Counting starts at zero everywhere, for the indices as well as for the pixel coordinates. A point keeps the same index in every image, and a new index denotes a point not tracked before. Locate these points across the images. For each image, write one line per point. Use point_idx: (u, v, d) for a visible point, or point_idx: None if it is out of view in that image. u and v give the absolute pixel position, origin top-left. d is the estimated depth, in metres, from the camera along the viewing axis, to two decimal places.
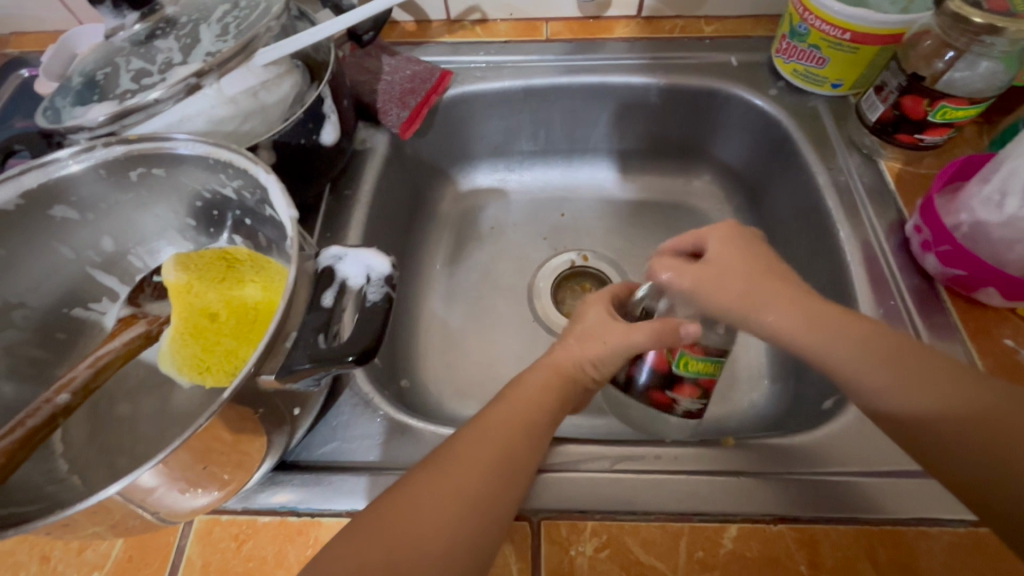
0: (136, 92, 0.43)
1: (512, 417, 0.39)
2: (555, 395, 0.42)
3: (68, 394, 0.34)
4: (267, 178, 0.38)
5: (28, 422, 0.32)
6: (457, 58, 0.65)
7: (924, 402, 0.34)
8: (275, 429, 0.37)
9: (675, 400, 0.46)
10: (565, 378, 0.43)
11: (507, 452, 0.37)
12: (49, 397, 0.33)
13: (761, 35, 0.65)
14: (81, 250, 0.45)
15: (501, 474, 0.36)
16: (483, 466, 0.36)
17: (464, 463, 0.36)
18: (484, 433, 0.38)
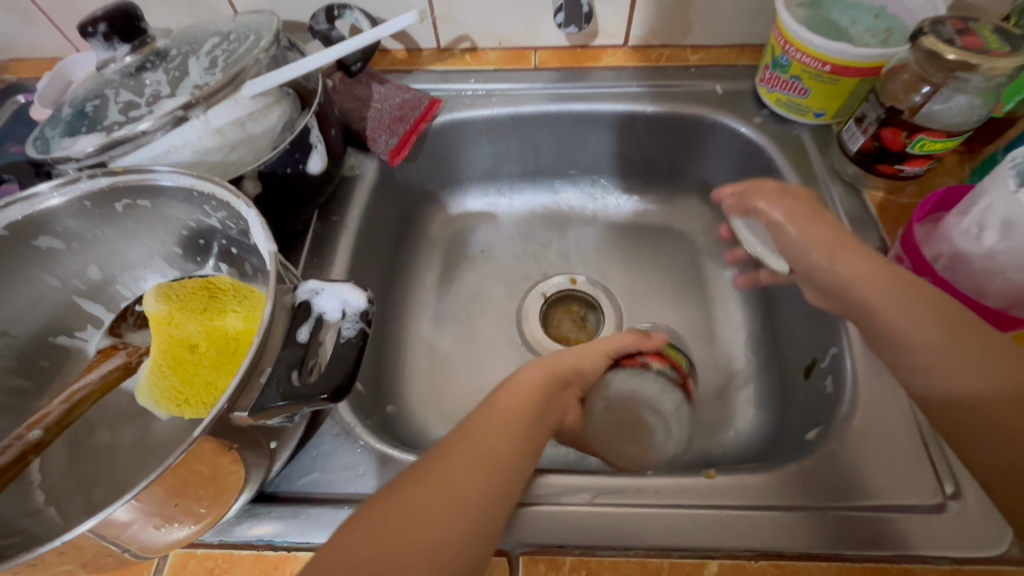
0: (124, 124, 0.43)
1: (501, 428, 0.39)
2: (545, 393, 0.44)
3: (39, 431, 0.33)
4: (248, 212, 0.38)
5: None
6: (446, 86, 0.66)
7: (985, 382, 0.36)
8: (252, 462, 0.37)
9: (646, 363, 0.53)
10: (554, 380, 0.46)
11: (494, 460, 0.37)
12: (21, 434, 0.33)
13: (746, 64, 0.66)
14: (67, 279, 0.45)
15: (494, 486, 0.36)
16: (474, 471, 0.35)
17: (459, 466, 0.35)
18: (479, 441, 0.37)
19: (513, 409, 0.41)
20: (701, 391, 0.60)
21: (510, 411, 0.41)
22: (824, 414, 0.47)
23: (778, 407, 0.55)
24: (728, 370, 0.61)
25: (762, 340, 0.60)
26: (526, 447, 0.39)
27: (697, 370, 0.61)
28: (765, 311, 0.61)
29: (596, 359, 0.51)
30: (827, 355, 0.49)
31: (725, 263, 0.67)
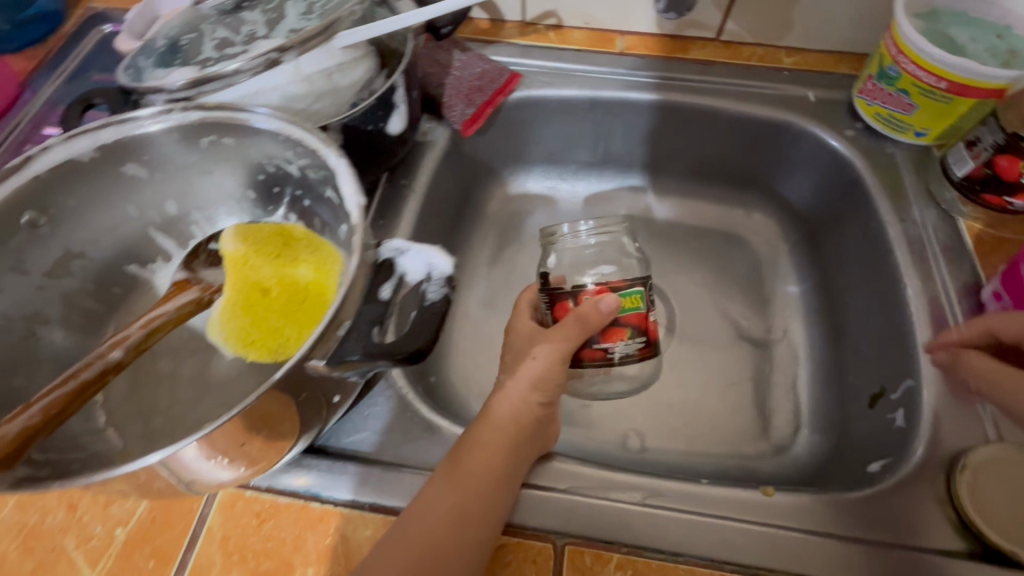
0: (218, 60, 0.43)
1: (482, 459, 0.39)
2: (532, 416, 0.43)
3: (120, 351, 0.34)
4: (337, 161, 0.38)
5: (80, 376, 0.31)
6: (527, 61, 0.65)
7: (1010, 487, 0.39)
8: (311, 415, 0.36)
9: (606, 349, 0.45)
10: (527, 403, 0.43)
11: (495, 466, 0.38)
12: (102, 352, 0.33)
13: (844, 73, 0.63)
14: (145, 209, 0.46)
15: (491, 493, 0.37)
16: (477, 483, 0.37)
17: (464, 477, 0.38)
18: (480, 456, 0.39)
19: (506, 423, 0.41)
20: (752, 406, 0.57)
21: (494, 447, 0.39)
22: (891, 448, 0.45)
23: (835, 432, 0.52)
24: (783, 386, 0.58)
25: (823, 361, 0.58)
26: (526, 447, 0.41)
27: (750, 383, 0.59)
28: (830, 331, 0.58)
29: (551, 369, 0.44)
30: (900, 387, 0.47)
31: (790, 279, 0.64)
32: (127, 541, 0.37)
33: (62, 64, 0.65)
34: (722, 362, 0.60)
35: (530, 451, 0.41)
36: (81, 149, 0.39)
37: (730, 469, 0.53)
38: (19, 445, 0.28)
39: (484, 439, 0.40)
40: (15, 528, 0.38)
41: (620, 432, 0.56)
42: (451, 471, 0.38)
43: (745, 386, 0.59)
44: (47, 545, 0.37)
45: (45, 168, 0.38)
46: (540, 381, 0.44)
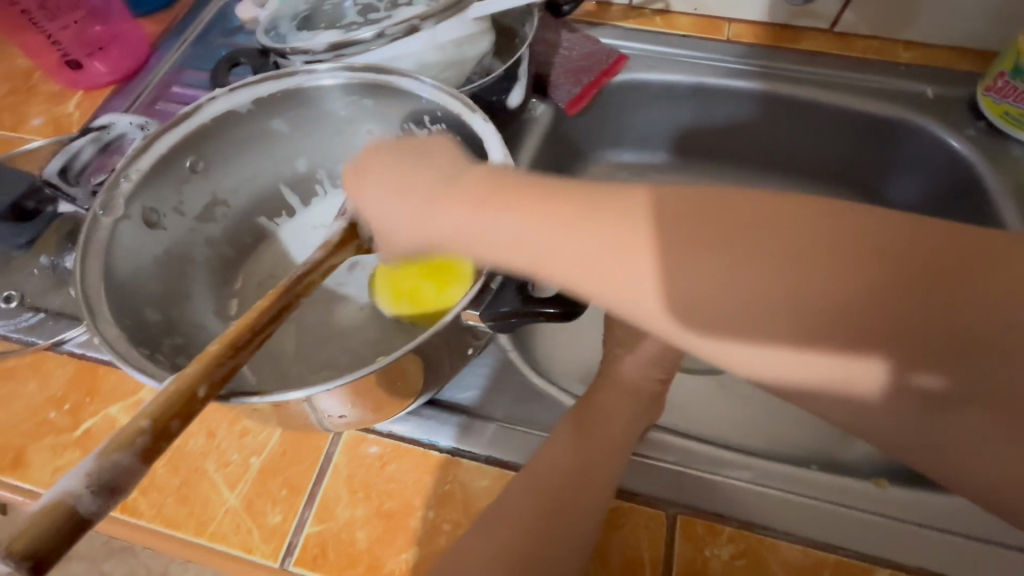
0: (361, 25, 0.46)
1: (599, 431, 0.40)
2: (647, 398, 0.44)
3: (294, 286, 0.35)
4: (482, 126, 0.39)
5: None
6: (632, 44, 0.65)
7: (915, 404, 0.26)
8: (448, 363, 0.38)
9: None
10: (639, 386, 0.44)
11: (609, 441, 0.40)
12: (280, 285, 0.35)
13: (967, 69, 0.60)
14: (280, 164, 0.48)
15: (603, 463, 0.38)
16: (591, 455, 0.39)
17: (580, 445, 0.39)
18: (594, 429, 0.40)
19: (620, 402, 0.43)
20: None
21: (600, 420, 0.41)
22: None
23: None
24: None
25: None
26: (638, 423, 0.42)
27: None
28: None
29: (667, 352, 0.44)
30: None
31: None
32: (261, 469, 0.40)
33: (187, 29, 0.69)
34: None
35: (640, 428, 0.42)
36: (240, 102, 0.42)
37: None
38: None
39: (599, 414, 0.41)
40: None
41: None
42: (565, 438, 0.40)
43: None
44: (189, 465, 0.40)
45: (210, 117, 0.41)
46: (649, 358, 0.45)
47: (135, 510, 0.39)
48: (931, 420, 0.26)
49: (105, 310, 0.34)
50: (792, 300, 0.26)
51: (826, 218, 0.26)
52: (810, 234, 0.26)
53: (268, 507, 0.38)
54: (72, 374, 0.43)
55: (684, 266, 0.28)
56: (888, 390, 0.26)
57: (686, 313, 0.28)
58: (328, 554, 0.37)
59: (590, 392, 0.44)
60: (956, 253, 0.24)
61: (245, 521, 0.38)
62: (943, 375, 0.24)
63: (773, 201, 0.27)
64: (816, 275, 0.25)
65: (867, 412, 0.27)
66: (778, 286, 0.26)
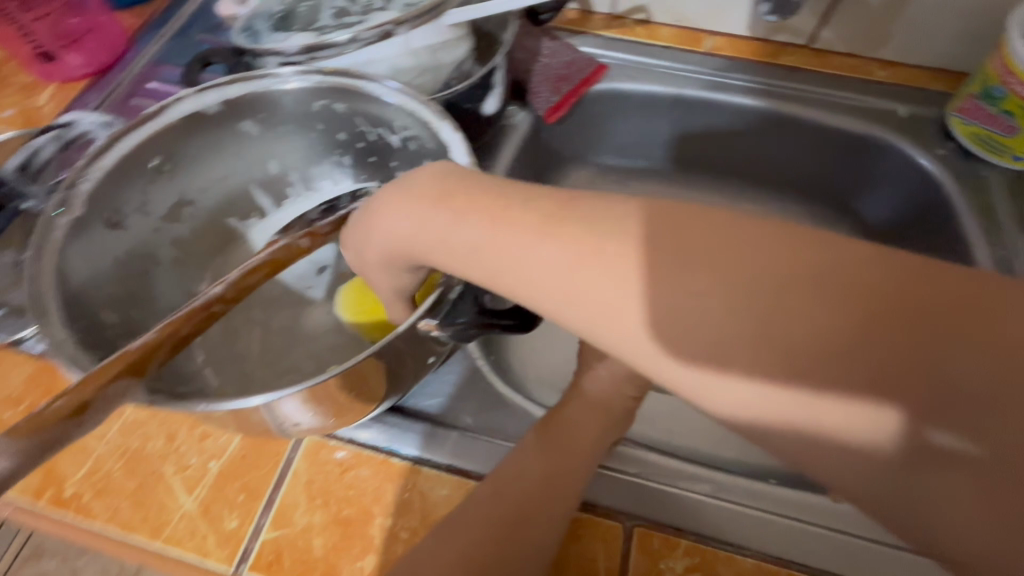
0: (335, 29, 0.46)
1: (562, 443, 0.41)
2: (616, 411, 0.44)
3: (222, 288, 0.34)
4: (450, 134, 0.39)
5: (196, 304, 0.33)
6: (613, 54, 0.65)
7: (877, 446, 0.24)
8: (409, 372, 0.38)
9: None
10: (610, 401, 0.44)
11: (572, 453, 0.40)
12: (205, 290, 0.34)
13: (940, 90, 0.61)
14: (250, 165, 0.48)
15: (564, 475, 0.39)
16: (552, 466, 0.39)
17: (542, 457, 0.40)
18: (557, 442, 0.41)
19: (586, 415, 0.43)
20: None
21: (562, 431, 0.42)
22: None
23: None
24: None
25: None
26: (602, 436, 0.42)
27: None
28: None
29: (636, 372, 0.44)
30: None
31: None
32: (220, 474, 0.40)
33: (167, 23, 0.68)
34: None
35: (605, 440, 0.42)
36: (209, 103, 0.41)
37: None
38: (145, 356, 0.29)
39: (564, 426, 0.42)
40: (119, 450, 0.40)
41: None
42: (529, 449, 0.40)
43: None
44: (146, 468, 0.40)
45: (176, 118, 0.40)
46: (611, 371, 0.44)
47: (89, 512, 0.38)
48: (927, 479, 0.23)
49: (59, 312, 0.33)
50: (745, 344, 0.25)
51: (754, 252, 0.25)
52: (796, 276, 0.25)
53: (225, 512, 0.38)
54: (31, 373, 0.42)
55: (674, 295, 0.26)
56: (897, 441, 0.23)
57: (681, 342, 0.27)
58: (283, 561, 0.36)
59: (557, 404, 0.44)
60: (879, 291, 0.23)
61: (200, 526, 0.38)
62: (962, 432, 0.22)
63: (777, 236, 0.26)
64: (823, 317, 0.24)
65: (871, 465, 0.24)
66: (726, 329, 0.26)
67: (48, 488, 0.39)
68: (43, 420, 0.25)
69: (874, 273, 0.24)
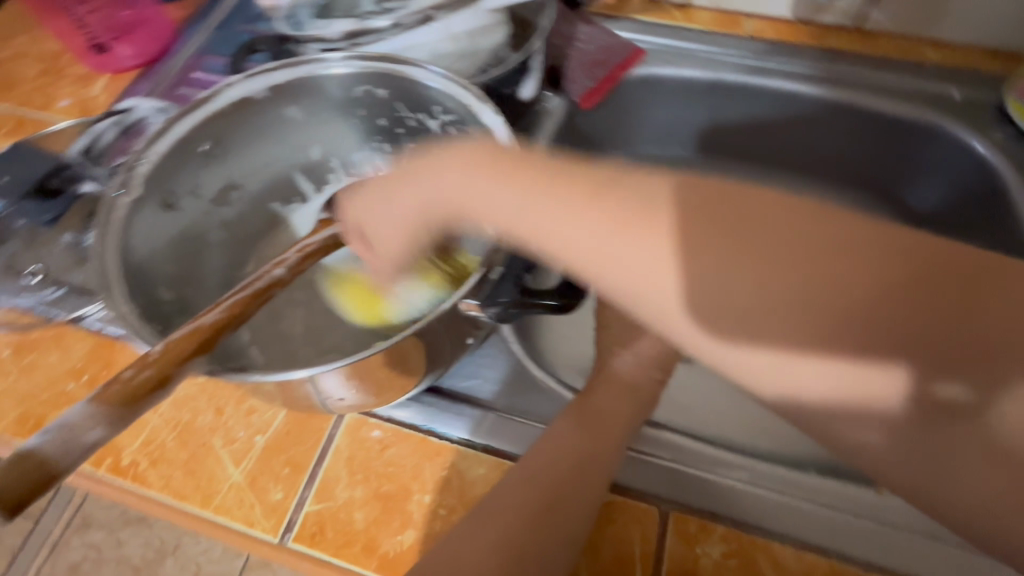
0: (376, 15, 0.47)
1: (596, 424, 0.41)
2: (644, 394, 0.44)
3: (282, 270, 0.35)
4: (492, 119, 0.39)
5: (255, 284, 0.33)
6: (650, 39, 0.64)
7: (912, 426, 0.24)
8: (447, 351, 0.39)
9: None
10: (636, 385, 0.44)
11: (604, 436, 0.40)
12: (268, 268, 0.34)
13: (998, 72, 0.58)
14: (293, 150, 0.49)
15: (596, 457, 0.39)
16: (585, 447, 0.39)
17: (574, 438, 0.40)
18: (588, 423, 0.41)
19: (615, 397, 0.43)
20: None
21: (590, 407, 0.42)
22: None
23: None
24: None
25: None
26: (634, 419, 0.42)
27: None
28: None
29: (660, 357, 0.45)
30: None
31: None
32: (266, 448, 0.41)
33: (210, 14, 0.70)
34: None
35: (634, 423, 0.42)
36: (256, 88, 0.42)
37: None
38: (213, 334, 0.29)
39: (596, 407, 0.42)
40: (172, 423, 0.42)
41: None
42: (560, 431, 0.40)
43: None
44: (197, 441, 0.42)
45: (226, 103, 0.42)
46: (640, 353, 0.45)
47: (145, 481, 0.40)
48: (932, 439, 0.24)
49: (120, 287, 0.35)
50: (763, 313, 0.26)
51: (759, 224, 0.26)
52: (802, 244, 0.25)
53: (270, 484, 0.40)
54: (91, 348, 0.44)
55: (697, 255, 0.27)
56: (911, 397, 0.24)
57: (709, 314, 0.27)
58: (326, 532, 0.38)
59: (590, 386, 0.44)
60: (883, 252, 0.24)
61: (248, 497, 0.39)
62: (968, 383, 0.23)
63: (787, 205, 0.26)
64: (850, 277, 0.24)
65: (893, 430, 0.25)
66: (743, 295, 0.26)
67: (107, 456, 0.41)
68: (124, 391, 0.25)
69: (898, 238, 0.24)
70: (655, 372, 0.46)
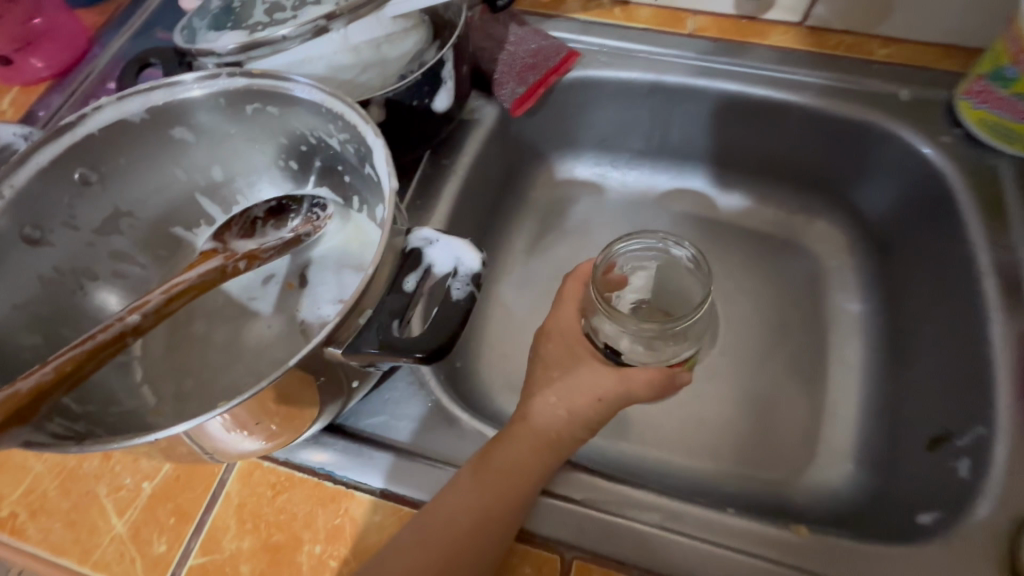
0: (268, 26, 0.43)
1: (499, 474, 0.37)
2: (564, 439, 0.40)
3: (137, 316, 0.34)
4: (374, 140, 0.37)
5: (98, 336, 0.32)
6: (587, 39, 0.60)
7: None
8: (330, 398, 0.36)
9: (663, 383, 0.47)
10: (556, 430, 0.40)
11: (507, 488, 0.36)
12: (121, 316, 0.34)
13: (948, 69, 0.55)
14: (190, 172, 0.46)
15: (496, 513, 0.35)
16: (485, 503, 0.36)
17: (473, 491, 0.36)
18: (492, 474, 0.37)
19: (529, 443, 0.39)
20: (796, 429, 0.53)
21: (507, 460, 0.37)
22: (947, 500, 0.40)
23: (881, 470, 0.48)
24: (829, 413, 0.53)
25: (881, 392, 0.52)
26: (548, 465, 0.38)
27: (794, 405, 0.54)
28: (892, 361, 0.53)
29: (592, 412, 0.40)
30: (967, 433, 0.42)
31: (852, 297, 0.59)
32: (152, 496, 0.39)
33: (130, 20, 0.66)
34: (762, 377, 0.56)
35: (547, 472, 0.38)
36: (131, 110, 0.39)
37: (760, 492, 0.50)
38: (32, 401, 0.28)
39: (505, 454, 0.38)
40: (56, 470, 0.40)
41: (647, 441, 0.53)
42: (459, 483, 0.37)
43: (786, 408, 0.54)
44: (81, 488, 0.39)
45: (96, 127, 0.39)
46: (576, 398, 0.40)
47: (23, 534, 0.38)
48: None
49: None
50: None
51: None
52: None
53: (154, 536, 0.37)
54: None
55: None
56: None
57: None
58: None
59: (504, 428, 0.40)
60: None
61: (129, 550, 0.37)
62: None
63: None
64: None
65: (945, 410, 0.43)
66: None
67: None
68: None
69: None
70: (586, 435, 0.41)
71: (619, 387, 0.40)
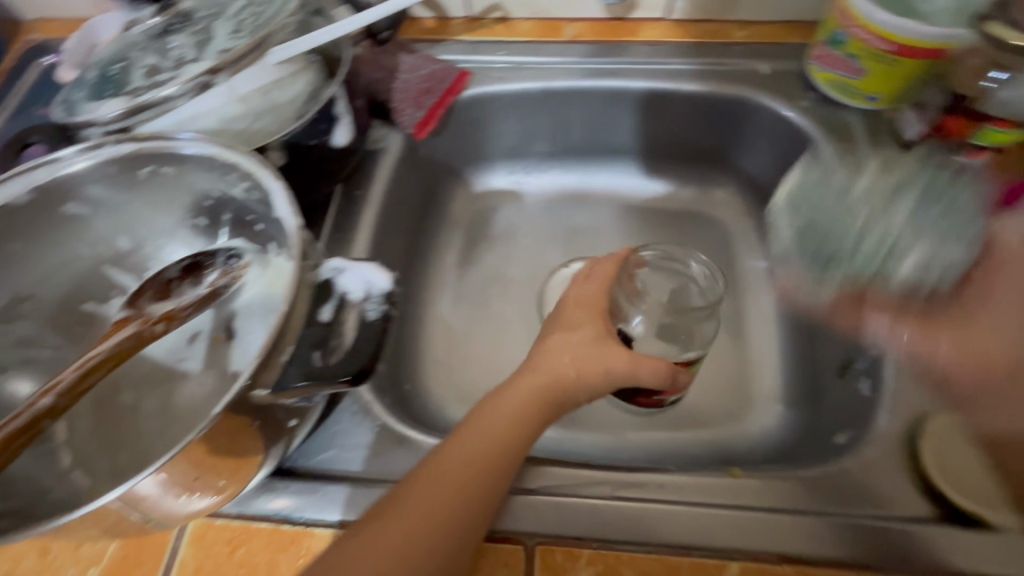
0: (149, 88, 0.43)
1: (468, 452, 0.37)
2: (542, 412, 0.41)
3: (51, 398, 0.34)
4: (274, 186, 0.38)
5: (11, 424, 0.32)
6: (476, 57, 0.64)
7: None
8: (272, 442, 0.36)
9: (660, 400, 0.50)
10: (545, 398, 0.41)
11: (479, 465, 0.37)
12: (32, 400, 0.33)
13: (798, 43, 0.62)
14: (93, 245, 0.45)
15: (471, 489, 0.35)
16: (460, 480, 0.35)
17: (449, 470, 0.36)
18: (469, 452, 0.37)
19: (506, 418, 0.39)
20: (730, 384, 0.57)
21: (484, 438, 0.38)
22: (857, 419, 0.45)
23: (807, 405, 0.53)
24: (756, 364, 0.58)
25: (794, 337, 0.58)
26: (526, 440, 0.39)
27: (725, 363, 0.58)
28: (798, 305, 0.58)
29: (595, 385, 0.42)
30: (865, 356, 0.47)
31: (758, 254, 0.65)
32: None
33: (5, 100, 0.64)
34: None
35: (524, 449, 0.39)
36: (13, 192, 0.39)
37: (706, 451, 0.53)
38: None
39: (479, 432, 0.38)
40: None
41: (599, 423, 0.55)
42: (434, 467, 0.36)
43: (719, 366, 0.58)
44: None
45: None
46: (572, 372, 0.42)
47: None
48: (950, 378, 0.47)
49: None
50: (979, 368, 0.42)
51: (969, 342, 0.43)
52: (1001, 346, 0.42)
53: None
54: None
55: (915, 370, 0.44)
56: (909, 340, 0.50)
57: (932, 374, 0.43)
58: None
59: (480, 406, 0.41)
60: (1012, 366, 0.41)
61: None
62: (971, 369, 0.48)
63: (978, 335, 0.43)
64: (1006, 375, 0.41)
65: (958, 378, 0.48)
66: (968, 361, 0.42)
67: None
68: None
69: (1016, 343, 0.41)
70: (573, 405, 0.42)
71: (629, 366, 0.42)
